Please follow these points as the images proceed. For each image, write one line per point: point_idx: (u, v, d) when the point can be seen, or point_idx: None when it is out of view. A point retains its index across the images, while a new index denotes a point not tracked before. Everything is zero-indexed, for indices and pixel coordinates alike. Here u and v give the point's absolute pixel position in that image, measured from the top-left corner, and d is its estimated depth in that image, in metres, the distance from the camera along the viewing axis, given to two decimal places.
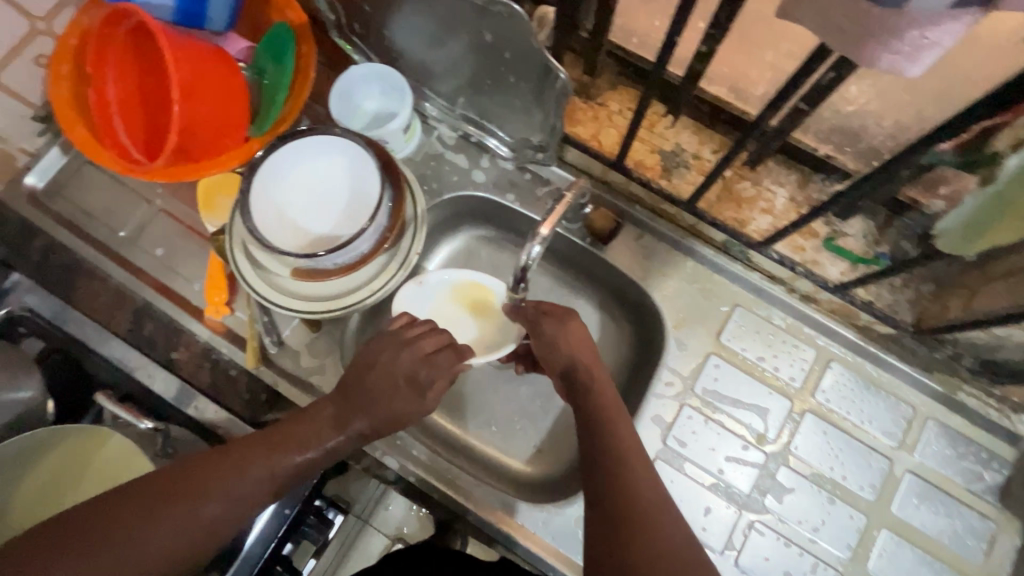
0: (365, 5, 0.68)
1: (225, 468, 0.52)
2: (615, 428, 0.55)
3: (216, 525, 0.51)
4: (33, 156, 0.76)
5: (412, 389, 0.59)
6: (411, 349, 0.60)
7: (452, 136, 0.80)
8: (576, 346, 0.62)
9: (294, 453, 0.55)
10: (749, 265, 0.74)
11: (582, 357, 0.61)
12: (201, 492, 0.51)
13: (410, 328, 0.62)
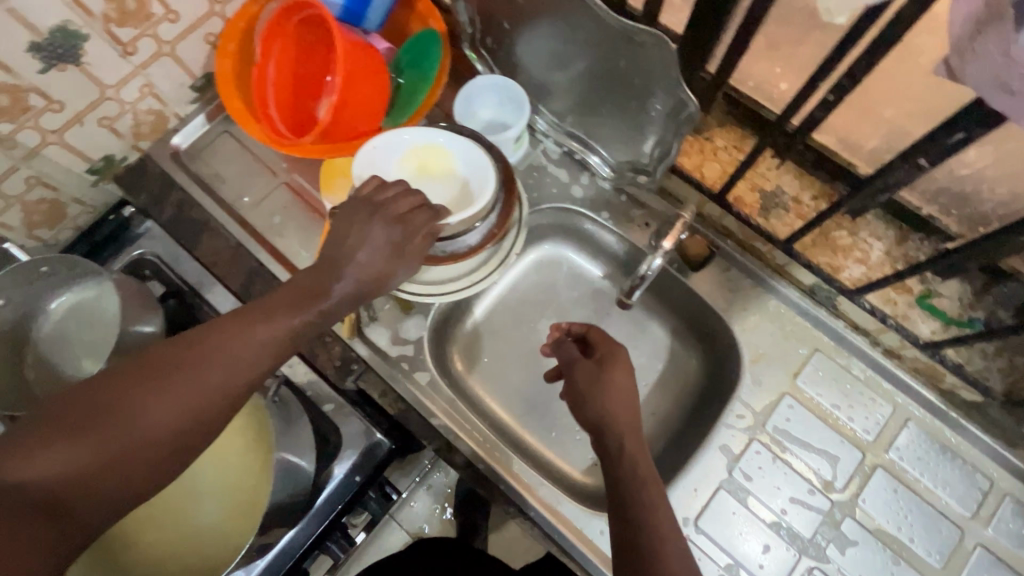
0: (504, 22, 0.74)
1: (223, 334, 0.49)
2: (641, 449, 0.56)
3: (228, 387, 0.48)
4: (183, 120, 0.84)
5: (398, 251, 0.57)
6: (383, 213, 0.58)
7: (557, 151, 0.85)
8: (621, 386, 0.60)
9: (292, 315, 0.52)
10: (834, 312, 0.75)
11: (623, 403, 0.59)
12: (201, 357, 0.48)
13: (395, 201, 0.59)
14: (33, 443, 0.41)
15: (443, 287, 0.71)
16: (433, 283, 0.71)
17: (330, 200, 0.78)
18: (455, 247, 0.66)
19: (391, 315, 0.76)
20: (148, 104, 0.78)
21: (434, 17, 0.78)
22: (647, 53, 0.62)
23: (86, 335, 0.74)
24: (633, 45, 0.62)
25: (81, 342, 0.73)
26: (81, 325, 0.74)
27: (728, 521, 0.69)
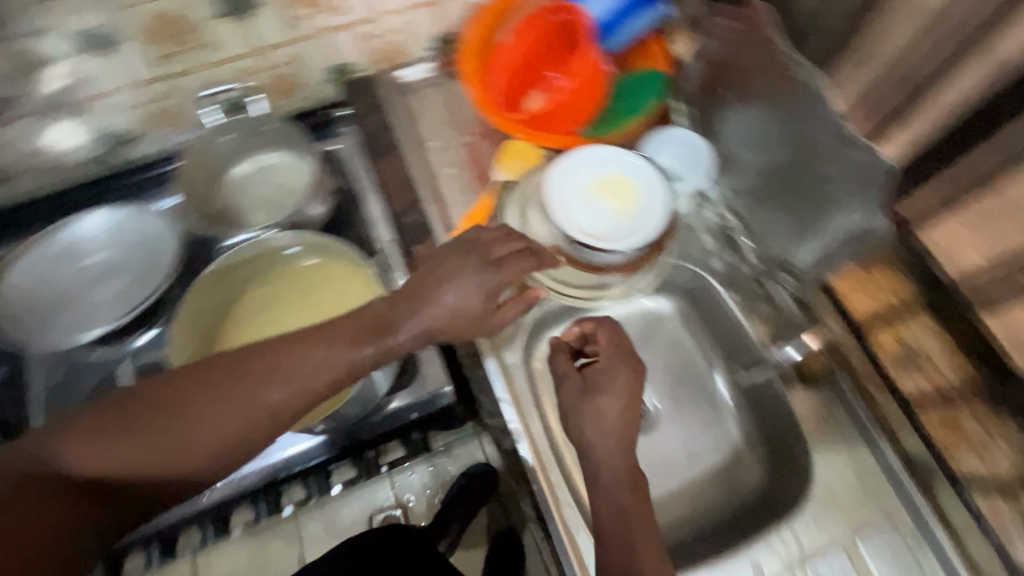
0: (724, 89, 0.79)
1: (291, 358, 0.60)
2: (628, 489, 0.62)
3: (276, 409, 0.58)
4: (415, 59, 0.96)
5: (496, 279, 0.65)
6: (485, 252, 0.66)
7: (713, 221, 0.86)
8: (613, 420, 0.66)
9: (360, 349, 0.62)
10: (928, 495, 0.71)
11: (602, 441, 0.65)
12: (270, 374, 0.59)
13: (506, 239, 0.67)
14: (126, 423, 0.54)
15: (566, 289, 0.77)
16: (561, 282, 0.76)
17: (502, 175, 0.86)
18: (598, 261, 0.72)
19: None
20: (397, 38, 0.91)
21: (660, 61, 0.85)
22: (855, 168, 0.64)
23: (273, 192, 0.85)
24: (846, 150, 0.64)
25: (265, 196, 0.86)
26: (270, 182, 0.86)
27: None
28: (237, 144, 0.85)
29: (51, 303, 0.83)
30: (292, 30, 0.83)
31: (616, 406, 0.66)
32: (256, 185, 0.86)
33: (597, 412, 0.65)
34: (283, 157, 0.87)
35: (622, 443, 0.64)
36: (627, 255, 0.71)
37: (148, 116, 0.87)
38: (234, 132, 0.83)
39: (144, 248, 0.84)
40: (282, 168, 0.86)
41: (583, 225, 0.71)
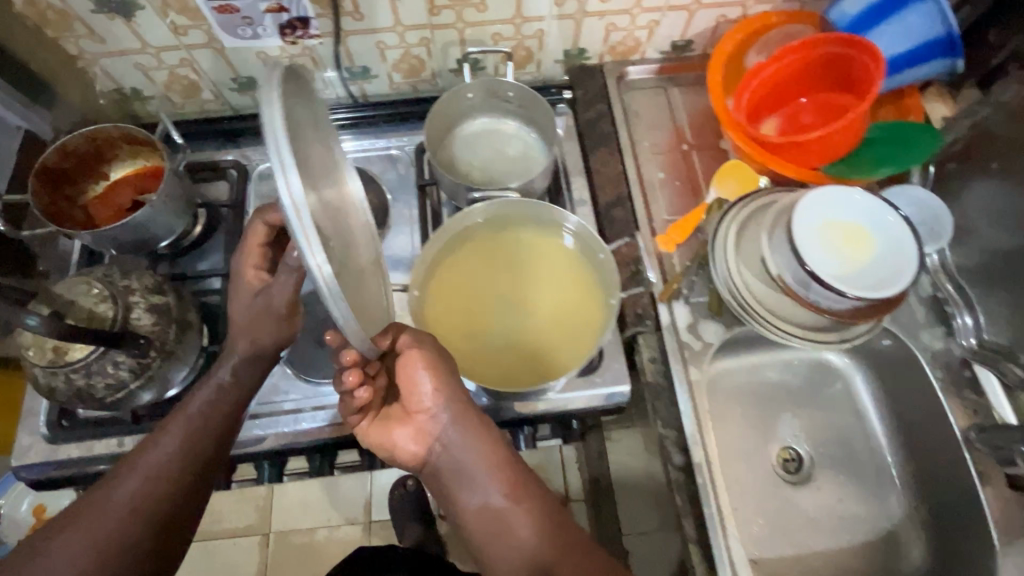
0: (993, 160, 0.74)
1: (122, 477, 0.61)
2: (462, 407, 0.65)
3: (172, 458, 0.63)
4: (644, 60, 0.97)
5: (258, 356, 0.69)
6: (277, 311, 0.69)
7: (928, 291, 0.82)
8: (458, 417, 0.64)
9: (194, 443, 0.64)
10: None
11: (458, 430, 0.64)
12: (113, 483, 0.61)
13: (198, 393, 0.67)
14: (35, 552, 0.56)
15: (773, 320, 0.75)
16: (770, 310, 0.75)
17: (719, 193, 0.85)
18: (821, 301, 0.71)
19: (701, 308, 0.80)
20: (640, 35, 0.91)
21: (917, 113, 0.80)
22: None
23: (501, 158, 0.86)
24: None
25: (492, 159, 0.86)
26: (498, 146, 0.87)
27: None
28: (475, 103, 0.86)
29: (305, 162, 0.53)
30: (557, 7, 0.84)
31: (446, 403, 0.64)
32: (485, 145, 0.87)
33: (463, 429, 0.64)
34: (514, 127, 0.88)
35: (452, 447, 0.65)
36: (856, 305, 0.69)
37: (393, 60, 0.90)
38: (479, 91, 0.84)
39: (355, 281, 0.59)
40: (511, 136, 0.88)
41: (822, 268, 0.69)
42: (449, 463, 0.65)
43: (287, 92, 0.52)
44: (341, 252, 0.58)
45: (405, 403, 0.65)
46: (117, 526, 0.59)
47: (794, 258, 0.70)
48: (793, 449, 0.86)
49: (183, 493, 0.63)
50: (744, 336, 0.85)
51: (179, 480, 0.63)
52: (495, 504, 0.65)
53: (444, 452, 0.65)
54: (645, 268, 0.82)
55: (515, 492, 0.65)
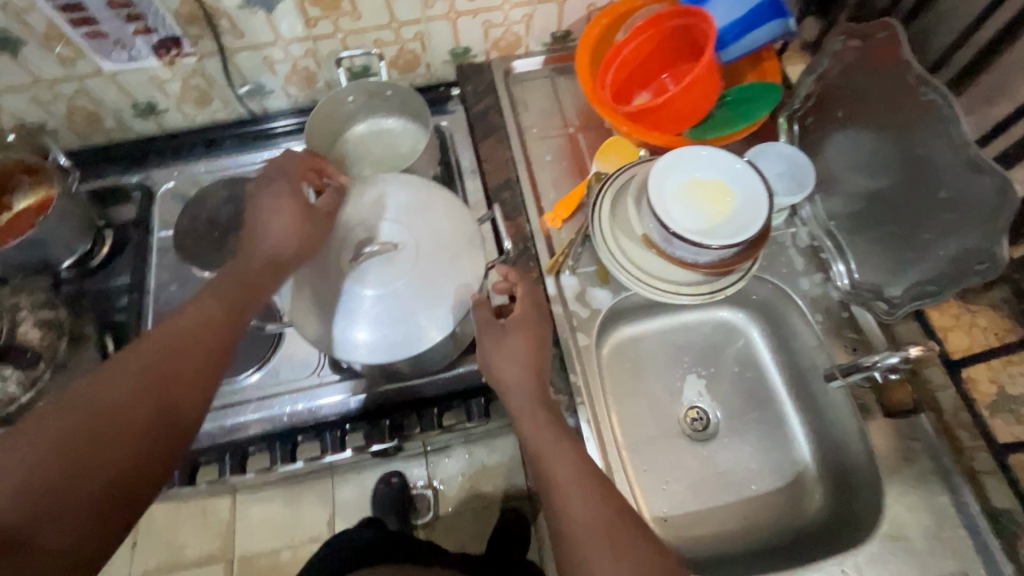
0: (840, 110, 0.79)
1: (125, 359, 0.52)
2: (517, 398, 0.63)
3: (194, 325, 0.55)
4: (528, 52, 1.02)
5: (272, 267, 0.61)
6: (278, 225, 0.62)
7: (805, 241, 0.85)
8: (516, 360, 0.63)
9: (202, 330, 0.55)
10: (1010, 551, 0.66)
11: (515, 399, 0.63)
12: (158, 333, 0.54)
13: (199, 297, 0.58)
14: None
15: (650, 280, 0.79)
16: (646, 272, 0.79)
17: (598, 168, 0.89)
18: (685, 255, 0.74)
19: (588, 278, 0.84)
20: (517, 28, 0.96)
21: (774, 76, 0.84)
22: (981, 198, 0.60)
23: (388, 153, 0.91)
24: (944, 169, 0.65)
25: (381, 156, 0.91)
26: (386, 144, 0.92)
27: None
28: (358, 107, 0.90)
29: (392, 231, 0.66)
30: (429, 8, 0.88)
31: (531, 338, 0.65)
32: (373, 145, 0.92)
33: (531, 405, 0.62)
34: (400, 124, 0.93)
35: (528, 435, 0.61)
36: (719, 255, 0.73)
37: (284, 73, 0.95)
38: (358, 94, 0.87)
39: (315, 295, 0.65)
40: (398, 133, 0.92)
41: (681, 223, 0.73)
42: (530, 434, 0.61)
43: (415, 187, 0.70)
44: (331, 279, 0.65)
45: (491, 345, 0.64)
46: (75, 465, 0.45)
47: (655, 216, 0.74)
48: (699, 408, 0.89)
49: (156, 423, 0.50)
50: (638, 302, 0.88)
51: (148, 418, 0.49)
52: (565, 487, 0.56)
53: (527, 436, 0.61)
54: (536, 244, 0.86)
55: (588, 489, 0.56)
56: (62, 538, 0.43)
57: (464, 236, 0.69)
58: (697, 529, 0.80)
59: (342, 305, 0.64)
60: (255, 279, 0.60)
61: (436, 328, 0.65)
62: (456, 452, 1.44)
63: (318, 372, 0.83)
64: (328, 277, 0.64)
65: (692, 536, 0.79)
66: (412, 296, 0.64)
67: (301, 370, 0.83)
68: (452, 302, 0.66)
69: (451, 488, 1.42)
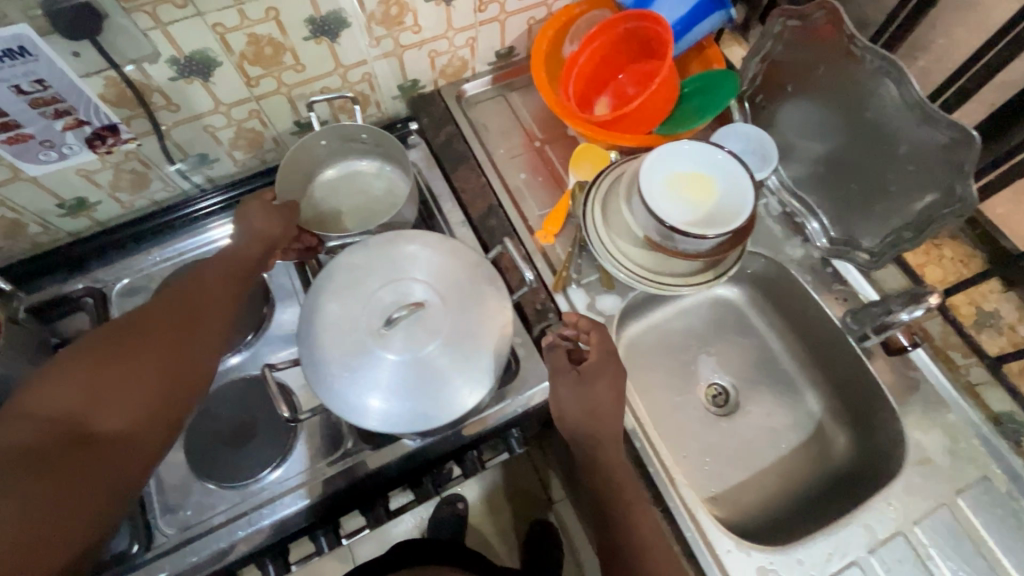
0: (788, 85, 0.84)
1: (133, 352, 0.57)
2: (596, 449, 0.68)
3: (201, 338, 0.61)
4: (476, 74, 1.00)
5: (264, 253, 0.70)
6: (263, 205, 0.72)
7: (778, 209, 0.91)
8: (596, 412, 0.68)
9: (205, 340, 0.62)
10: (1016, 448, 0.74)
11: (596, 449, 0.68)
12: (169, 332, 0.60)
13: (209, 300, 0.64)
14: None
15: (654, 278, 0.81)
16: (650, 270, 0.81)
17: (576, 178, 0.90)
18: (687, 249, 0.77)
19: (593, 286, 0.85)
20: (463, 53, 0.95)
21: (719, 62, 0.89)
22: (937, 145, 0.68)
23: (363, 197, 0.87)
24: (899, 125, 0.71)
25: (358, 202, 0.87)
26: (361, 188, 0.88)
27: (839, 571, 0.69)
28: (326, 151, 0.86)
29: (411, 287, 0.65)
30: (374, 49, 0.85)
31: (612, 396, 0.70)
32: (347, 190, 0.88)
33: (609, 463, 0.68)
34: (374, 165, 0.89)
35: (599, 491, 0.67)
36: (719, 243, 0.75)
37: (228, 139, 0.88)
38: (331, 138, 0.83)
39: (340, 370, 0.62)
40: (374, 175, 0.89)
41: (678, 217, 0.76)
42: (605, 490, 0.67)
43: (424, 239, 0.69)
44: (356, 348, 0.62)
45: (569, 393, 0.69)
46: (132, 375, 0.55)
47: (652, 216, 0.76)
48: (717, 385, 0.93)
49: (141, 435, 0.55)
50: (641, 298, 0.91)
51: (190, 366, 0.59)
52: (633, 540, 0.64)
53: (600, 489, 0.67)
54: (535, 265, 0.86)
55: (655, 545, 0.63)
56: (106, 433, 0.53)
57: (485, 280, 0.68)
58: (747, 499, 0.84)
59: (364, 368, 0.62)
60: (250, 249, 0.69)
61: (474, 381, 0.63)
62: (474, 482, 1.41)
63: (333, 462, 0.74)
64: (348, 340, 0.63)
65: (744, 508, 0.83)
66: (445, 351, 0.63)
67: (329, 449, 0.75)
68: (483, 358, 0.64)
69: (477, 518, 1.39)
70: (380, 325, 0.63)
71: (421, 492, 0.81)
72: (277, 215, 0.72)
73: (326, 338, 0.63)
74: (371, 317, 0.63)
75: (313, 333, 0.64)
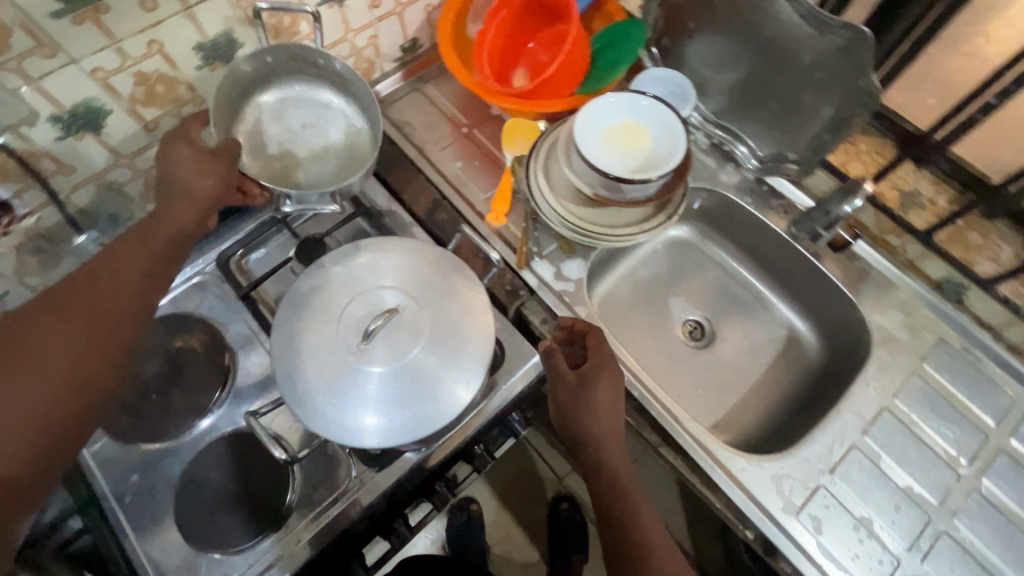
0: (689, 21, 0.87)
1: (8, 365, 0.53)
2: (606, 454, 0.67)
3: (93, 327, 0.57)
4: (385, 73, 0.97)
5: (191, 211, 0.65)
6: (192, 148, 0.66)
7: (706, 142, 0.95)
8: (602, 414, 0.67)
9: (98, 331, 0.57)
10: (959, 306, 0.82)
11: (603, 454, 0.67)
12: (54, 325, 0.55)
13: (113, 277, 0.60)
14: None
15: (613, 232, 0.82)
16: (607, 224, 0.82)
17: (512, 155, 0.90)
18: (635, 195, 0.78)
19: (556, 255, 0.85)
20: (367, 53, 0.92)
21: (620, 13, 0.91)
22: (836, 48, 0.73)
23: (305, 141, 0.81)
24: (798, 36, 0.76)
25: (307, 139, 0.81)
26: (316, 122, 0.82)
27: (844, 457, 0.74)
28: (257, 71, 0.76)
29: (381, 297, 0.62)
30: None
31: (612, 397, 0.69)
32: (293, 125, 0.81)
33: (613, 472, 0.67)
34: (335, 98, 0.82)
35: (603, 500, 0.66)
36: (664, 181, 0.77)
37: (137, 192, 0.81)
38: (280, 56, 0.75)
39: (326, 394, 0.59)
40: (333, 108, 0.82)
41: (618, 168, 0.77)
42: (610, 499, 0.66)
43: (385, 246, 0.67)
44: (337, 371, 0.59)
45: (570, 395, 0.68)
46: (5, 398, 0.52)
47: (595, 169, 0.77)
48: (692, 321, 0.96)
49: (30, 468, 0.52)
50: (602, 256, 0.92)
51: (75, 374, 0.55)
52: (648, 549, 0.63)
53: (602, 497, 0.66)
54: (495, 247, 0.85)
55: (665, 553, 0.63)
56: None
57: (455, 272, 0.66)
58: (745, 418, 0.88)
59: (343, 380, 0.59)
60: (173, 211, 0.64)
61: (465, 377, 0.61)
62: (481, 482, 1.40)
63: (343, 497, 0.70)
64: (327, 365, 0.60)
65: (743, 426, 0.87)
66: (431, 352, 0.61)
67: (333, 479, 0.71)
68: (470, 350, 0.63)
69: (493, 516, 1.38)
70: (359, 341, 0.60)
71: (441, 494, 0.80)
72: (211, 163, 0.66)
73: (302, 369, 0.60)
74: (346, 337, 0.61)
75: (284, 348, 0.61)
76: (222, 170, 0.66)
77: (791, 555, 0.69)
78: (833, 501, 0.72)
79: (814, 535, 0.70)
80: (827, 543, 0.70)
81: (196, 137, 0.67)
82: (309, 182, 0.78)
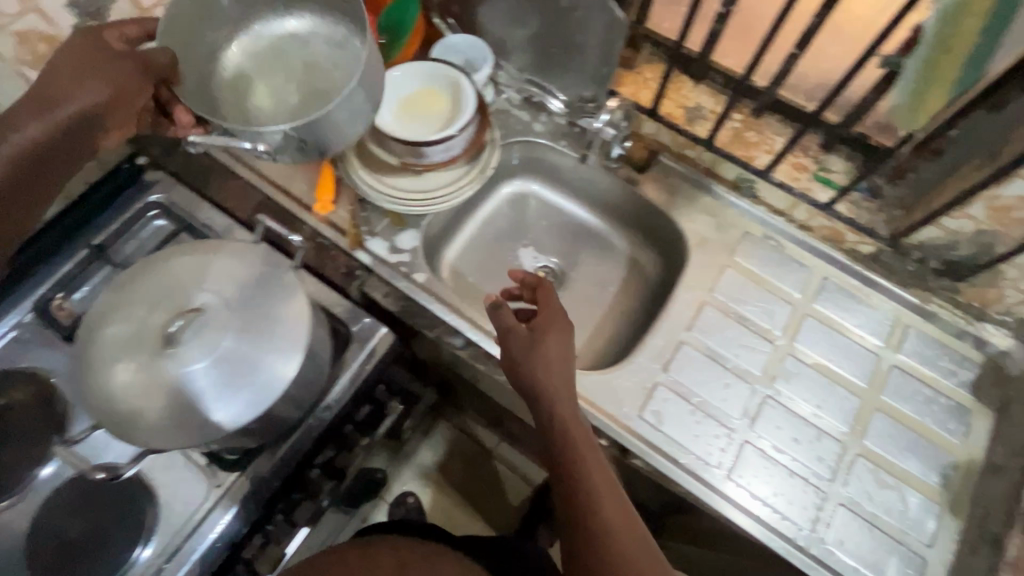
0: None
1: None
2: (561, 403, 0.64)
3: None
4: None
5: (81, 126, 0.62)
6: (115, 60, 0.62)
7: (518, 97, 1.00)
8: (551, 365, 0.65)
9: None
10: (755, 200, 0.91)
11: (560, 408, 0.64)
12: None
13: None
14: None
15: (433, 195, 0.85)
16: (425, 190, 0.85)
17: None
18: (439, 156, 0.82)
19: (388, 230, 0.87)
20: None
21: None
22: None
23: (283, 72, 0.70)
24: None
25: (266, 72, 0.70)
26: (285, 53, 0.71)
27: (675, 354, 0.81)
28: (240, 9, 0.69)
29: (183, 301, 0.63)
30: None
31: (563, 350, 0.68)
32: (296, 57, 0.70)
33: (567, 425, 0.63)
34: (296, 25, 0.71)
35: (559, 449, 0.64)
36: (463, 138, 0.81)
37: None
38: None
39: (146, 409, 0.59)
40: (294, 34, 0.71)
41: (423, 133, 0.82)
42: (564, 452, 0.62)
43: (183, 254, 0.67)
44: (152, 384, 0.60)
45: (521, 348, 0.67)
46: None
47: (394, 139, 0.80)
48: (544, 267, 1.02)
49: None
50: (441, 223, 0.96)
51: None
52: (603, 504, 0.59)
53: (559, 452, 0.62)
54: (326, 235, 0.87)
55: (624, 512, 0.59)
56: None
57: (258, 262, 0.68)
58: (601, 343, 0.94)
59: (175, 394, 0.59)
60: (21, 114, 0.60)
61: (283, 353, 0.63)
62: (409, 473, 1.41)
63: (209, 505, 0.71)
64: (140, 380, 0.60)
65: (600, 351, 0.93)
66: (243, 340, 0.62)
67: (193, 496, 0.71)
68: (285, 328, 0.64)
69: (428, 502, 1.40)
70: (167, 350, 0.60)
71: (313, 484, 0.80)
72: (125, 75, 0.62)
73: (117, 392, 0.60)
74: (154, 349, 0.61)
75: (96, 375, 0.61)
76: (117, 76, 0.62)
77: (640, 450, 0.76)
78: (670, 395, 0.79)
79: (657, 429, 0.77)
80: (671, 433, 0.77)
81: (112, 40, 0.64)
82: (273, 113, 0.68)
